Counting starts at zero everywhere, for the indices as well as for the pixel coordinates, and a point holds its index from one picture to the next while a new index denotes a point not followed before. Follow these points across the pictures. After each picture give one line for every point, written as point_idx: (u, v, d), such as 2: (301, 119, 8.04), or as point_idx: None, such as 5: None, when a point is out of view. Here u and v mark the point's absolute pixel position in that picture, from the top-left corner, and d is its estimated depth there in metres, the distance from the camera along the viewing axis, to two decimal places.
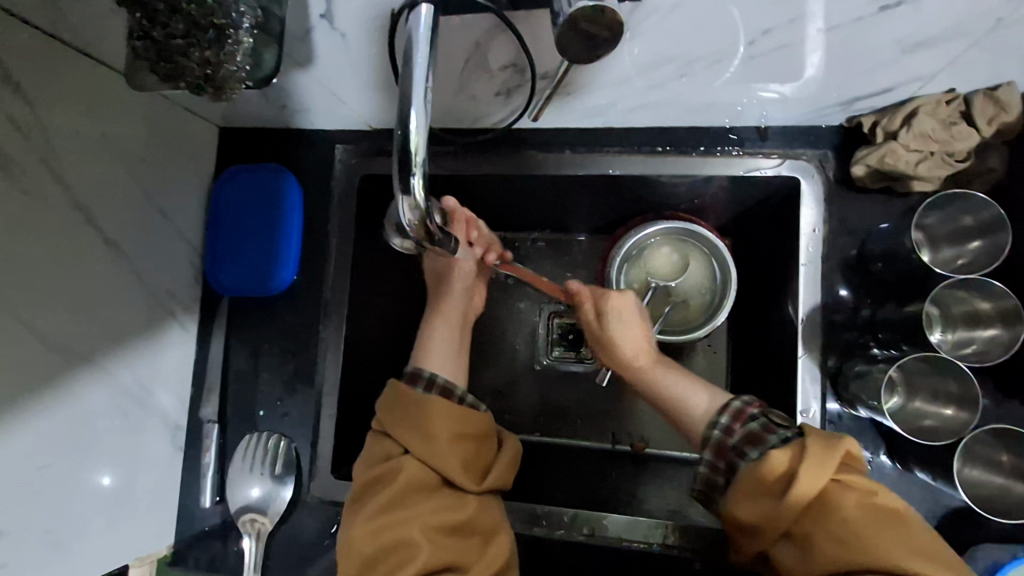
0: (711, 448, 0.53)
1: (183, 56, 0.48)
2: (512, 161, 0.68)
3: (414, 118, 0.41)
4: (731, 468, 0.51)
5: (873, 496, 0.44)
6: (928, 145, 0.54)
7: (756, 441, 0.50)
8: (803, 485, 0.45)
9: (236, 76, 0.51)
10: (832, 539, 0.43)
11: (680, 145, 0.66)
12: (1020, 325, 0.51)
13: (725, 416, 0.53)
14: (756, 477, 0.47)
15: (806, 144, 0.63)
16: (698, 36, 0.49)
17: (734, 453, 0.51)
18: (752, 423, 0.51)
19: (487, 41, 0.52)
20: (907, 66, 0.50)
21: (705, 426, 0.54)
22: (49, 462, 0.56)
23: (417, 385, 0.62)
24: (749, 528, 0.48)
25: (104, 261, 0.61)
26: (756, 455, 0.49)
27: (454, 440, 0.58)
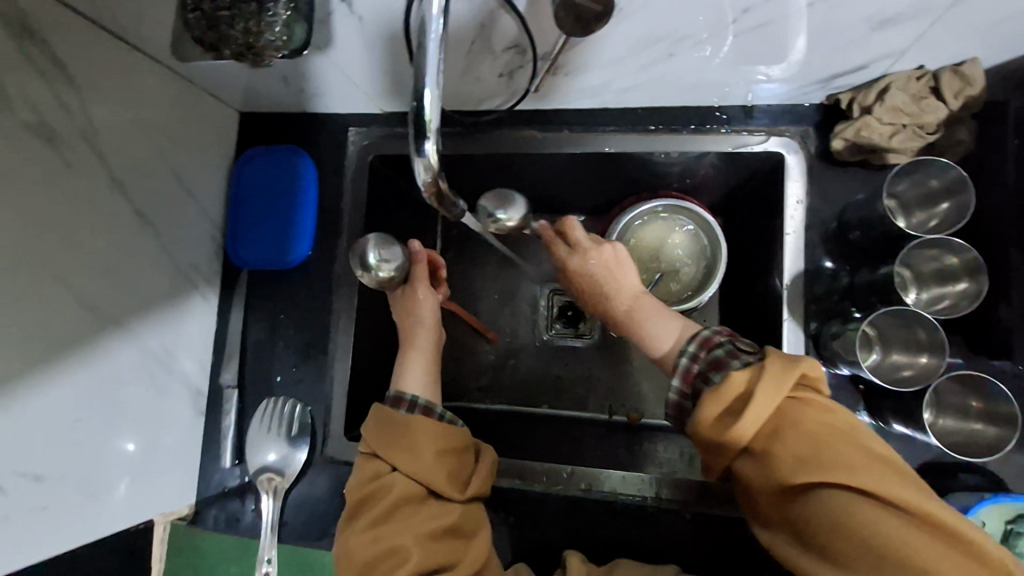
0: (679, 374, 0.54)
1: (229, 27, 0.56)
2: (515, 140, 0.73)
3: (427, 90, 0.45)
4: (696, 393, 0.53)
5: (827, 414, 0.46)
6: (901, 119, 0.58)
7: (719, 366, 0.51)
8: (760, 403, 0.46)
9: (273, 45, 0.57)
10: (788, 452, 0.45)
11: (671, 124, 0.70)
12: (982, 275, 0.56)
13: (693, 345, 0.55)
14: (716, 400, 0.48)
15: (790, 122, 0.67)
16: (686, 17, 0.54)
17: (699, 379, 0.53)
18: (717, 350, 0.53)
19: (492, 24, 0.57)
20: (878, 43, 0.54)
21: (677, 355, 0.55)
22: (84, 416, 0.60)
23: (400, 407, 0.66)
24: (712, 446, 0.49)
25: (134, 232, 0.65)
26: (719, 378, 0.50)
27: (438, 457, 0.61)
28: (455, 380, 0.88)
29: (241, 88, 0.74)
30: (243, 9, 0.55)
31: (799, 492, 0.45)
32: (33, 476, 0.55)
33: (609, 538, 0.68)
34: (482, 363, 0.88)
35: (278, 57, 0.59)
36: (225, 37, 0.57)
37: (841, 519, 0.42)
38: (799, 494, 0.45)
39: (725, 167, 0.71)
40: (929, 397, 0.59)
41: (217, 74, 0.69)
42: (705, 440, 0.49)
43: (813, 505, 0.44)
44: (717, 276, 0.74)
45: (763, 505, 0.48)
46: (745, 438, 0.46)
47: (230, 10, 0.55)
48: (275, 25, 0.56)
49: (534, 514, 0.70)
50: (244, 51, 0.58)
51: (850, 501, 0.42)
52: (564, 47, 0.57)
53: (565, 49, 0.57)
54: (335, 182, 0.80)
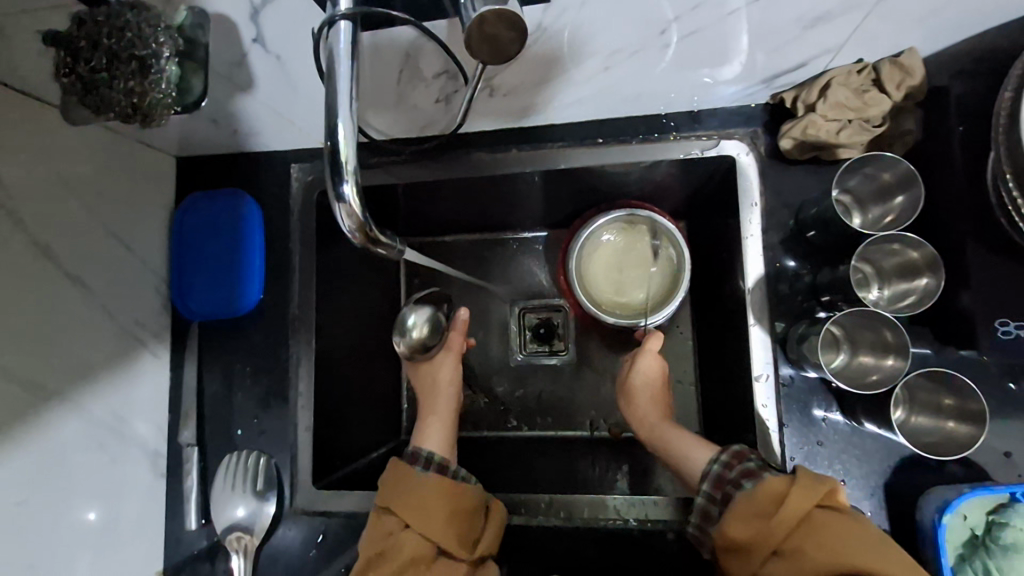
0: (709, 480, 0.56)
1: (109, 89, 0.51)
2: (465, 165, 0.70)
3: (340, 128, 0.42)
4: (726, 498, 0.54)
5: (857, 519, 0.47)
6: (846, 114, 0.57)
7: (751, 473, 0.53)
8: (796, 498, 0.48)
9: (162, 103, 0.54)
10: (818, 550, 0.45)
11: (618, 135, 0.68)
12: (939, 270, 0.56)
13: (725, 457, 0.57)
14: (747, 497, 0.51)
15: (738, 124, 0.66)
16: (614, 26, 0.55)
17: (729, 485, 0.54)
18: (749, 463, 0.55)
19: (416, 51, 0.57)
20: (811, 41, 0.55)
21: (710, 463, 0.58)
22: (24, 498, 0.56)
23: (416, 466, 0.64)
24: (740, 546, 0.50)
25: (68, 297, 0.62)
26: (749, 483, 0.52)
27: (450, 519, 0.60)
28: None
29: (173, 133, 0.71)
30: (124, 69, 0.51)
31: None
32: None
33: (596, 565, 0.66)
34: None
35: (171, 115, 0.56)
36: (107, 101, 0.52)
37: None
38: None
39: (684, 174, 0.69)
40: (896, 398, 0.57)
41: None
42: (734, 539, 0.50)
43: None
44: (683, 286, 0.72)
45: None
46: (779, 530, 0.48)
47: (107, 69, 0.51)
48: (161, 82, 0.53)
49: (516, 546, 0.68)
50: (129, 112, 0.52)
51: None
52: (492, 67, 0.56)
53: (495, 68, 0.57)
54: (283, 221, 0.77)
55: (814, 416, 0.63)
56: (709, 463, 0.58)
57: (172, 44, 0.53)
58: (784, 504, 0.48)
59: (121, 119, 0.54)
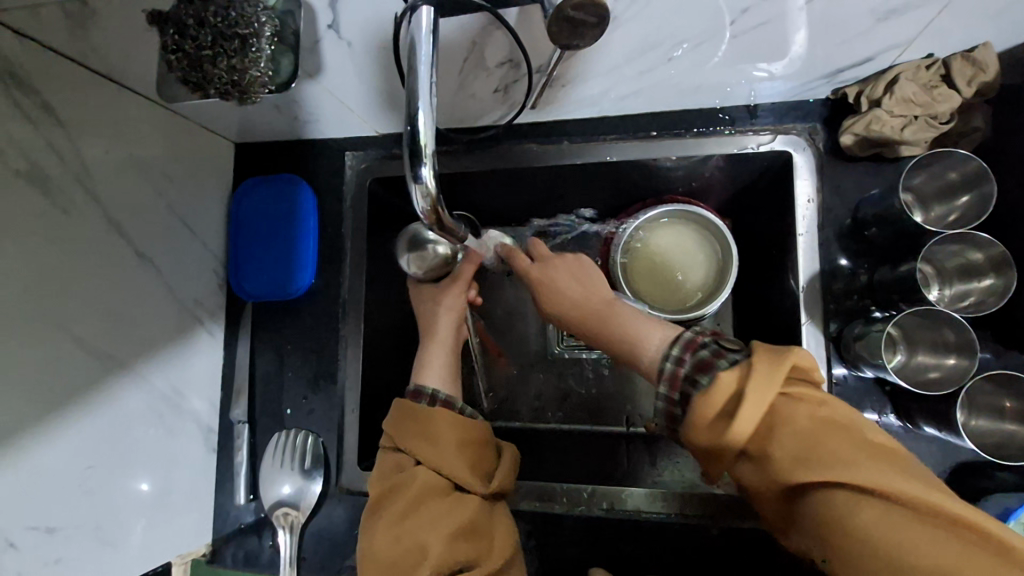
0: (664, 380, 0.52)
1: (212, 65, 0.53)
2: (514, 156, 0.71)
3: (421, 116, 0.44)
4: (685, 397, 0.49)
5: (823, 407, 0.42)
6: (912, 110, 0.56)
7: (705, 367, 0.48)
8: (753, 401, 0.42)
9: (258, 81, 0.56)
10: (789, 452, 0.41)
11: (672, 128, 0.68)
12: (1010, 270, 0.54)
13: (677, 349, 0.53)
14: (704, 404, 0.44)
15: (796, 119, 0.65)
16: (681, 17, 0.53)
17: (687, 380, 0.50)
18: (703, 351, 0.50)
19: (483, 40, 0.56)
20: (882, 35, 0.53)
21: (661, 360, 0.54)
22: (95, 462, 0.59)
23: (421, 401, 0.67)
24: (705, 452, 0.45)
25: (136, 273, 0.65)
26: (707, 380, 0.47)
27: (459, 448, 0.61)
28: (467, 400, 0.87)
29: (234, 119, 0.73)
30: (226, 46, 0.52)
31: (803, 492, 0.40)
32: (45, 528, 0.54)
33: (637, 557, 0.66)
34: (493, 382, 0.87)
35: (265, 93, 0.58)
36: (208, 76, 0.54)
37: (847, 524, 0.38)
38: (802, 496, 0.41)
39: (731, 167, 0.68)
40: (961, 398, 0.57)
41: (208, 107, 0.69)
42: (698, 448, 0.45)
43: (813, 508, 0.40)
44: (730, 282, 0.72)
45: (770, 507, 0.44)
46: (739, 442, 0.42)
47: (212, 48, 0.52)
48: (259, 61, 0.55)
49: (555, 535, 0.68)
50: (229, 88, 0.55)
51: (855, 501, 0.38)
52: (561, 61, 0.57)
53: (560, 62, 0.57)
54: (335, 207, 0.79)
55: (866, 418, 0.62)
56: (662, 359, 0.54)
57: (271, 23, 0.54)
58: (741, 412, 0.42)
59: (220, 95, 0.56)
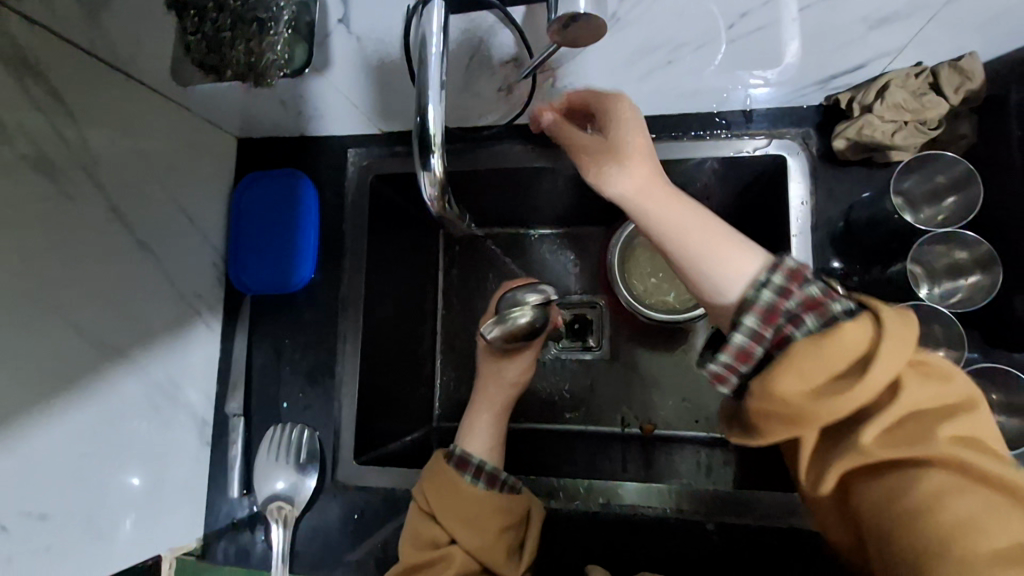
0: (757, 312, 0.44)
1: (231, 48, 0.62)
2: (510, 156, 0.70)
3: (431, 110, 0.45)
4: (778, 337, 0.43)
5: (941, 388, 0.41)
6: (903, 115, 0.57)
7: (815, 305, 0.43)
8: (892, 365, 0.40)
9: (273, 64, 0.64)
10: (904, 429, 0.40)
11: (668, 131, 0.67)
12: (997, 268, 0.57)
13: (779, 275, 0.44)
14: (829, 352, 0.40)
15: (790, 124, 0.65)
16: (682, 23, 0.60)
17: (786, 319, 0.43)
18: (810, 285, 0.43)
19: (489, 38, 0.63)
20: (873, 43, 0.58)
21: (756, 287, 0.44)
22: (88, 451, 0.59)
23: (466, 472, 0.67)
24: (803, 402, 0.41)
25: (135, 262, 0.65)
26: (817, 324, 0.42)
27: (498, 533, 0.63)
28: (464, 401, 0.86)
29: (239, 113, 0.74)
30: (245, 30, 0.61)
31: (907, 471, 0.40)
32: (38, 515, 0.53)
33: (632, 553, 0.67)
34: None
35: (280, 76, 0.65)
36: (226, 58, 0.62)
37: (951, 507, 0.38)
38: (897, 472, 0.40)
39: (726, 172, 0.69)
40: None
41: (216, 98, 0.70)
42: (795, 393, 0.41)
43: (914, 486, 0.39)
44: None
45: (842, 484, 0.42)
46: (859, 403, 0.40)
47: (231, 30, 0.61)
48: (276, 45, 0.63)
49: (551, 531, 0.68)
50: (245, 71, 0.63)
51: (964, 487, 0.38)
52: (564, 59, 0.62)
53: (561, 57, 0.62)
54: (336, 202, 0.79)
55: None
56: (756, 283, 0.44)
57: (288, 11, 0.63)
58: (866, 374, 0.40)
59: (235, 79, 0.64)
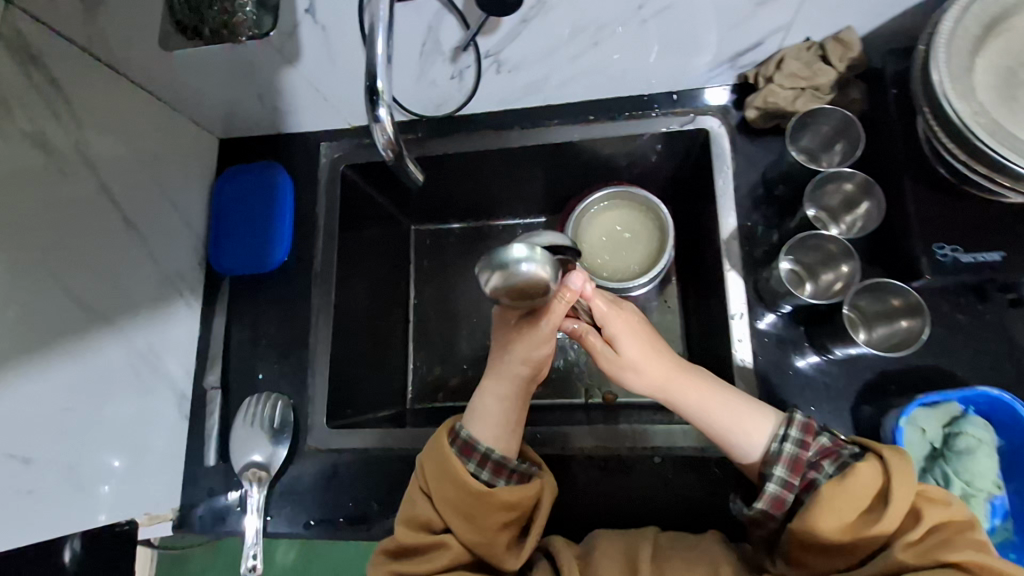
0: (785, 462, 0.58)
1: (208, 8, 0.65)
2: (475, 139, 0.80)
3: (381, 86, 0.52)
4: (808, 483, 0.56)
5: (942, 508, 0.53)
6: (799, 83, 0.67)
7: (830, 453, 0.57)
8: (898, 493, 0.52)
9: (242, 21, 0.65)
10: (910, 530, 0.52)
11: (605, 113, 0.78)
12: (875, 187, 0.65)
13: (795, 431, 0.59)
14: (844, 492, 0.53)
15: (710, 102, 0.76)
16: (597, 7, 0.61)
17: (811, 469, 0.56)
18: (822, 437, 0.58)
19: (437, 24, 0.63)
20: (765, 16, 0.63)
21: (777, 437, 0.59)
22: (72, 406, 0.63)
23: (472, 458, 0.63)
24: (830, 535, 0.53)
25: (121, 237, 0.71)
26: (831, 469, 0.56)
27: (499, 524, 0.61)
28: (434, 378, 0.91)
29: (221, 110, 0.82)
30: None
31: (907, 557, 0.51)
32: (22, 459, 0.57)
33: (589, 493, 0.71)
34: (458, 358, 0.92)
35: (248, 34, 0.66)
36: (205, 17, 0.65)
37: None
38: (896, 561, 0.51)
39: (660, 146, 0.78)
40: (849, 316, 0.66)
41: (199, 93, 0.77)
42: (822, 522, 0.53)
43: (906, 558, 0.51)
44: (663, 216, 0.82)
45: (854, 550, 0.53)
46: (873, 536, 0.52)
47: None
48: (246, 5, 0.65)
49: None
50: (220, 28, 0.65)
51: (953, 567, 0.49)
52: (492, 39, 0.65)
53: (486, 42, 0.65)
54: (310, 191, 0.86)
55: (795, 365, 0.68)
56: (773, 437, 0.59)
57: None
58: (879, 514, 0.52)
59: (210, 40, 0.66)
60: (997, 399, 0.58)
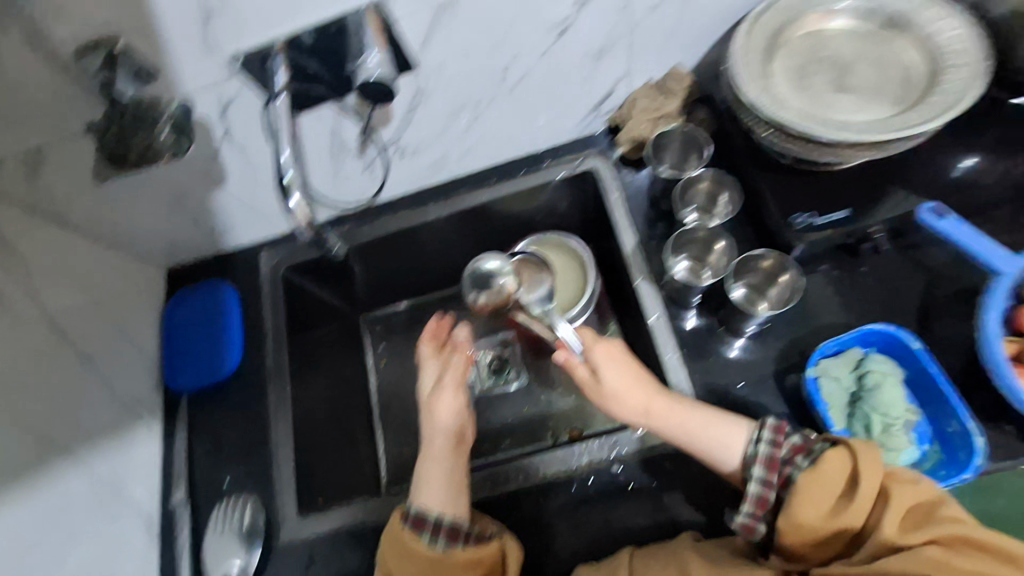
0: (760, 462, 0.60)
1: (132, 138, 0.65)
2: (397, 221, 0.90)
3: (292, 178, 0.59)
4: (786, 479, 0.59)
5: (915, 487, 0.55)
6: (652, 114, 0.79)
7: (801, 448, 0.59)
8: (869, 478, 0.55)
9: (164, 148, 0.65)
10: (885, 514, 0.54)
11: (505, 175, 0.89)
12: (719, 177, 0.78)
13: (766, 433, 0.62)
14: (817, 483, 0.56)
15: (589, 148, 0.88)
16: (467, 86, 0.72)
17: (785, 466, 0.59)
18: (791, 435, 0.61)
19: (337, 125, 0.72)
20: (604, 69, 0.75)
21: (752, 443, 0.62)
22: (35, 543, 0.62)
23: (425, 533, 0.64)
24: (811, 528, 0.56)
25: (76, 372, 0.74)
26: (804, 464, 0.58)
27: None
28: (404, 451, 0.93)
29: (163, 241, 0.89)
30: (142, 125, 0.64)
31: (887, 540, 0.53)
32: None
33: (569, 521, 0.70)
34: None
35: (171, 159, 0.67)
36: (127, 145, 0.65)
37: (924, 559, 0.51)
38: (880, 545, 0.53)
39: (559, 192, 0.89)
40: (743, 296, 0.74)
41: (140, 229, 0.85)
42: (801, 519, 0.56)
43: (887, 543, 0.53)
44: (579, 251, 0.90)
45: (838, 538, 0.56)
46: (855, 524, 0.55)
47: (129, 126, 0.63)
48: (165, 133, 0.64)
49: None
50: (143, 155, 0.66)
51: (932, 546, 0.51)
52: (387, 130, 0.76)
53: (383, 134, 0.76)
54: (255, 297, 0.92)
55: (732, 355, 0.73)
56: (751, 443, 0.62)
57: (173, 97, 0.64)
58: (854, 500, 0.55)
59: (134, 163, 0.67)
60: (886, 333, 0.66)
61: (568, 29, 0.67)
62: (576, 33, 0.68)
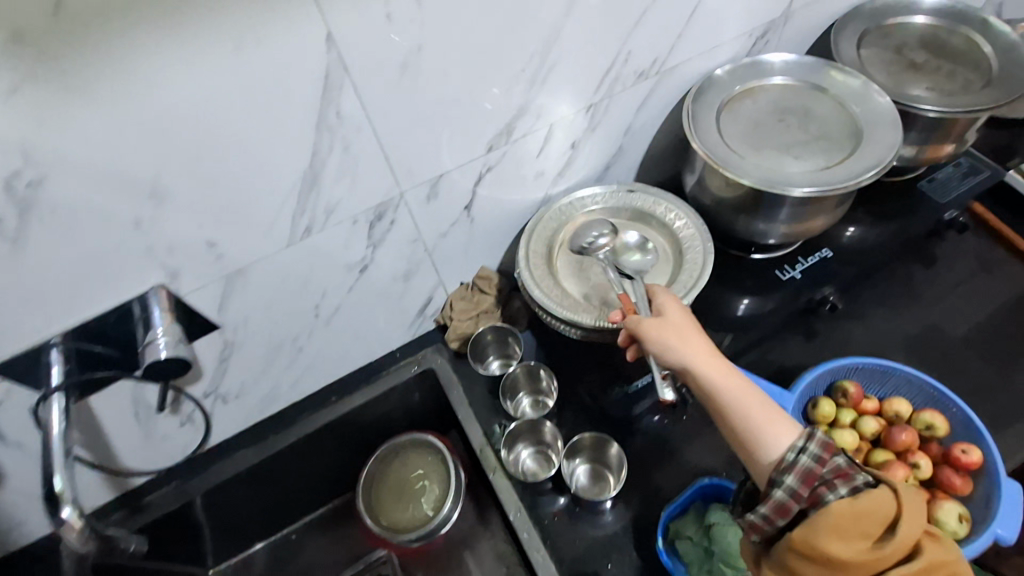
0: (797, 472, 0.50)
1: None
2: (230, 464, 0.81)
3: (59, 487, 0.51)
4: (814, 496, 0.49)
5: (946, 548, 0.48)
6: (472, 312, 0.85)
7: (847, 474, 0.49)
8: (907, 528, 0.47)
9: None
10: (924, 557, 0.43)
11: (344, 389, 0.86)
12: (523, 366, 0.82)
13: (814, 445, 0.52)
14: (849, 510, 0.46)
15: (425, 345, 0.89)
16: (279, 327, 0.71)
17: (823, 483, 0.49)
18: (840, 456, 0.51)
19: (138, 396, 0.68)
20: (418, 282, 0.80)
21: (794, 450, 0.52)
22: None
23: None
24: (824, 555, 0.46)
25: None
26: (840, 490, 0.48)
27: None
28: None
29: None
30: None
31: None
32: None
33: None
34: None
35: None
36: None
37: None
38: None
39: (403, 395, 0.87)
40: (587, 474, 0.78)
41: None
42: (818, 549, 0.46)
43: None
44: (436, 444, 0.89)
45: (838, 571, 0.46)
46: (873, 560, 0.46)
47: None
48: None
49: None
50: None
51: None
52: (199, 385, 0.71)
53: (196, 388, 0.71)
54: None
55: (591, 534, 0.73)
56: (789, 449, 0.52)
57: None
58: (884, 536, 0.47)
59: None
60: (712, 485, 0.72)
61: (366, 266, 0.71)
62: (378, 265, 0.72)
